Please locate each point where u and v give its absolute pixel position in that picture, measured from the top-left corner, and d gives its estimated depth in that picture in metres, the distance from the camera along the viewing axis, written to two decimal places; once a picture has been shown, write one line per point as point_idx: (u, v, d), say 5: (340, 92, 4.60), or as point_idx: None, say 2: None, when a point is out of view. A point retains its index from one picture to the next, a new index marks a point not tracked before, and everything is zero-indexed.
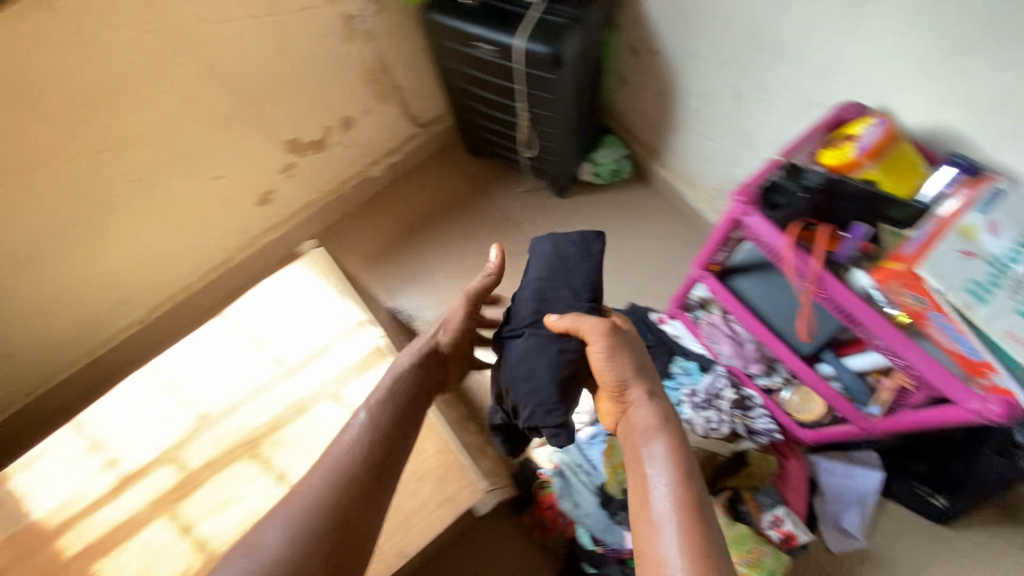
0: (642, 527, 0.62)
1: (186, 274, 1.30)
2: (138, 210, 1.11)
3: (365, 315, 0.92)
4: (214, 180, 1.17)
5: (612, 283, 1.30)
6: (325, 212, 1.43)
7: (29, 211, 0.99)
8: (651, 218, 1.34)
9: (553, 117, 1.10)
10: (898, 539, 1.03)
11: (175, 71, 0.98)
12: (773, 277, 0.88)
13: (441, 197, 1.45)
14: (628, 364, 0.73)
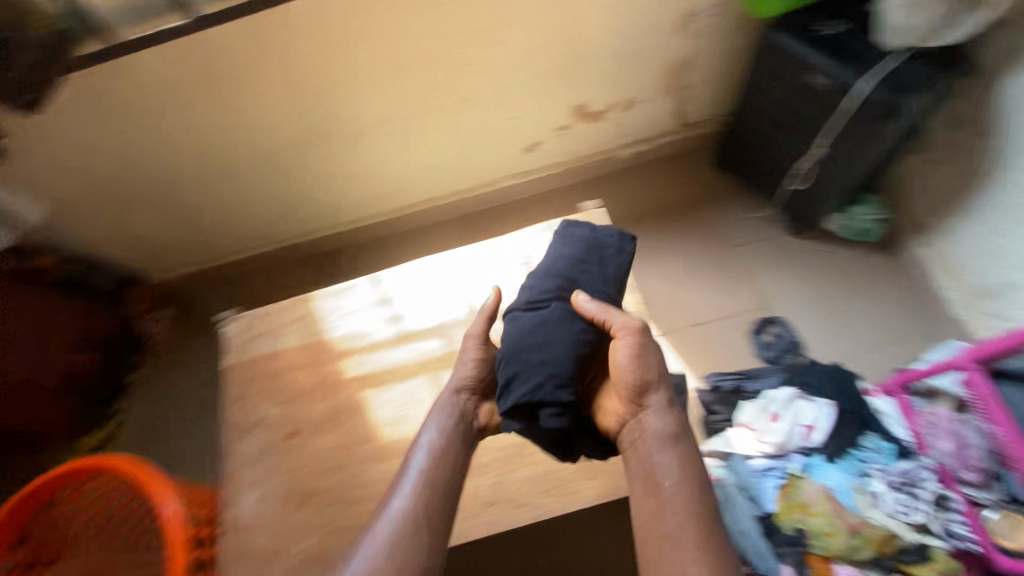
0: (655, 535, 0.72)
1: (440, 187, 1.48)
2: (441, 126, 1.29)
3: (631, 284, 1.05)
4: (504, 120, 1.32)
5: (825, 336, 1.29)
6: (567, 174, 1.54)
7: (373, 98, 1.18)
8: (887, 289, 1.31)
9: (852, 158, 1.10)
10: None
11: (532, 24, 1.11)
12: None
13: (675, 196, 1.51)
14: (652, 366, 0.80)
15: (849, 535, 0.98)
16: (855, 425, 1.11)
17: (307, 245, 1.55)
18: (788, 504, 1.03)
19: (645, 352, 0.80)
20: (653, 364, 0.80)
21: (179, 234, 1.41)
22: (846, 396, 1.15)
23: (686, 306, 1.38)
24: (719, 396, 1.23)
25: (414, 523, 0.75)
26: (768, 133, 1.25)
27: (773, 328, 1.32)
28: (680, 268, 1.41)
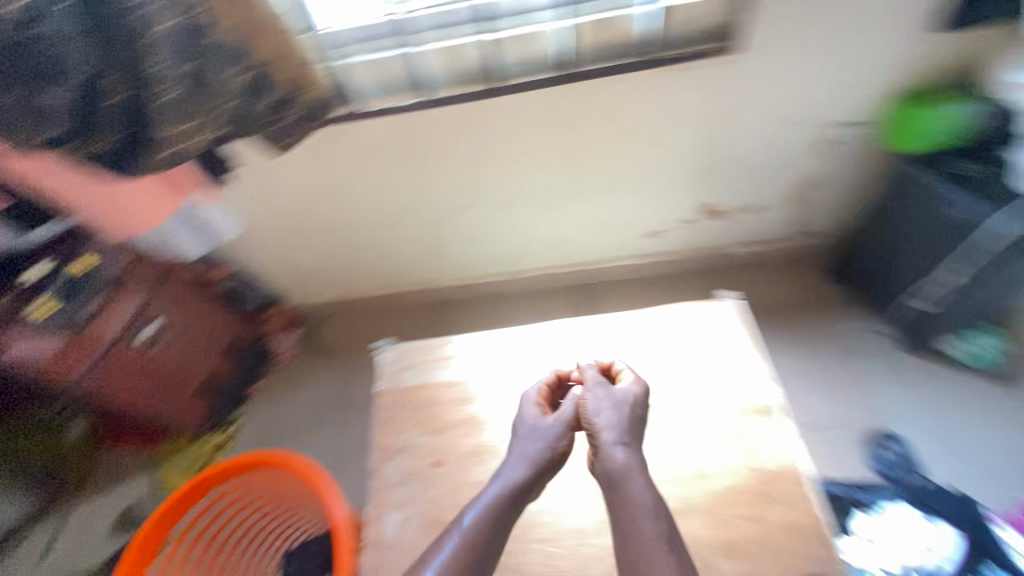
0: (636, 553, 0.82)
1: (578, 253, 1.58)
2: (574, 199, 1.40)
3: (776, 391, 1.06)
4: (660, 193, 1.40)
5: (940, 455, 1.30)
6: (677, 265, 1.64)
7: (532, 163, 1.29)
8: (986, 420, 1.32)
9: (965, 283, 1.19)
10: None
11: (708, 115, 1.19)
12: None
13: (786, 296, 1.57)
14: (603, 414, 0.95)
15: None
16: (979, 550, 1.09)
17: (436, 287, 1.67)
18: None
19: (590, 398, 0.98)
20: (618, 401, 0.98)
21: (330, 264, 1.58)
22: (970, 519, 1.13)
23: (799, 407, 1.40)
24: (837, 508, 1.21)
25: (476, 544, 0.85)
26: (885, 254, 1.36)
27: (889, 443, 1.31)
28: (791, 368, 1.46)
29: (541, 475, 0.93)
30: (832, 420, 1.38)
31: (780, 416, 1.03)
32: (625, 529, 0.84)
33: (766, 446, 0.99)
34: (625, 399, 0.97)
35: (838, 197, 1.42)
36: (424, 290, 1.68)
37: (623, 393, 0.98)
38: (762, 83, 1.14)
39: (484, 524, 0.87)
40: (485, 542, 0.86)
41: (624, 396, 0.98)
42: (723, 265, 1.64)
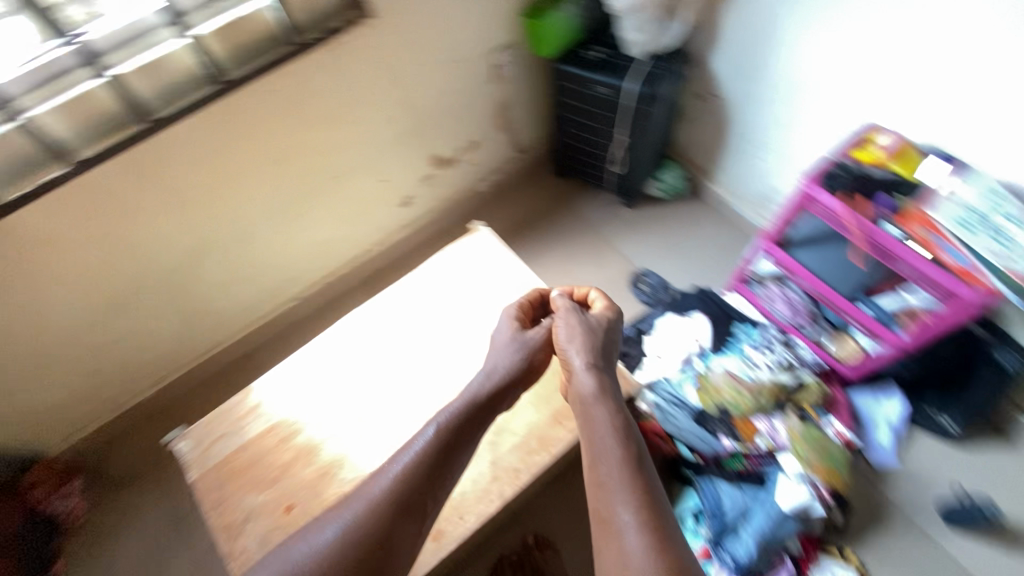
0: (601, 486, 0.89)
1: (347, 250, 1.62)
2: (309, 200, 1.39)
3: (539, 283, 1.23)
4: (386, 166, 1.49)
5: (680, 268, 1.66)
6: (441, 220, 1.76)
7: (243, 183, 1.24)
8: (695, 228, 1.72)
9: (629, 136, 1.51)
10: (914, 450, 1.33)
11: (381, 79, 1.28)
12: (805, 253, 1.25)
13: (535, 207, 1.82)
14: (574, 339, 1.04)
15: (753, 396, 1.26)
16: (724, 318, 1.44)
17: (225, 351, 1.56)
18: (707, 391, 1.29)
19: (562, 325, 1.06)
20: (593, 327, 1.07)
21: (79, 390, 1.36)
22: (709, 302, 1.49)
23: (580, 285, 1.68)
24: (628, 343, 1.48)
25: (407, 489, 0.91)
26: (578, 140, 1.64)
27: (645, 279, 1.63)
28: (563, 261, 1.72)
29: (497, 399, 1.03)
30: (605, 283, 1.67)
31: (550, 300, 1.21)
32: (593, 460, 0.92)
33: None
34: (599, 328, 1.06)
35: (528, 110, 1.65)
36: (213, 359, 1.55)
37: (593, 323, 1.07)
38: (410, 39, 1.27)
39: (454, 428, 0.98)
40: (427, 479, 0.93)
41: (601, 327, 1.06)
42: (478, 203, 1.81)
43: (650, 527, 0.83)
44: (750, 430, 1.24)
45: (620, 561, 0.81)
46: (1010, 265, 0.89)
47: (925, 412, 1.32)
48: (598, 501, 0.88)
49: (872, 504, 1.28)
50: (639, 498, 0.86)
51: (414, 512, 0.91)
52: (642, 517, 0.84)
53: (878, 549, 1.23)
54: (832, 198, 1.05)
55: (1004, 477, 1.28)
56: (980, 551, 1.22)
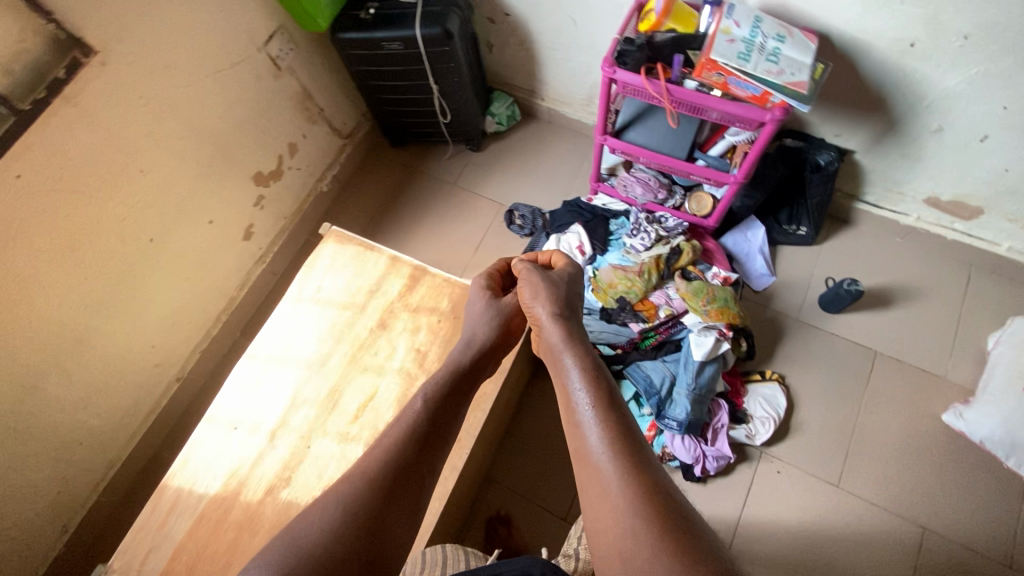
0: (575, 428, 0.89)
1: (210, 305, 1.49)
2: (136, 273, 1.25)
3: (409, 261, 1.18)
4: (208, 205, 1.36)
5: (542, 189, 1.69)
6: (297, 235, 1.67)
7: (46, 287, 1.08)
8: (542, 146, 1.75)
9: (443, 85, 1.47)
10: (784, 264, 1.51)
11: (152, 117, 1.14)
12: (634, 132, 1.30)
13: (387, 185, 1.76)
14: (539, 291, 1.06)
15: (643, 276, 1.33)
16: (602, 218, 1.53)
17: (129, 463, 1.42)
18: (603, 290, 1.36)
19: (527, 282, 1.08)
20: (555, 282, 1.11)
21: None
22: (582, 213, 1.57)
23: (459, 242, 1.68)
24: None
25: (381, 481, 0.81)
26: (395, 103, 1.57)
27: (517, 213, 1.64)
28: (433, 225, 1.70)
29: (469, 370, 1.01)
30: (482, 231, 1.68)
31: (425, 271, 1.17)
32: (566, 405, 0.93)
33: (434, 298, 1.14)
34: (565, 281, 1.11)
35: (331, 92, 1.56)
36: (120, 477, 1.42)
37: (561, 276, 1.12)
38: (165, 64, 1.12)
39: (440, 395, 0.97)
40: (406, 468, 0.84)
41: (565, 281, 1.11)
42: (326, 203, 1.73)
43: (626, 448, 0.82)
44: (652, 309, 1.33)
45: (602, 487, 0.80)
46: (785, 80, 0.99)
47: (781, 228, 1.49)
48: (574, 442, 0.87)
49: (767, 321, 1.44)
50: (614, 430, 0.86)
51: (412, 481, 0.84)
52: (618, 443, 0.83)
53: (783, 356, 1.41)
54: (630, 74, 1.09)
55: (853, 257, 1.49)
56: (857, 323, 1.42)
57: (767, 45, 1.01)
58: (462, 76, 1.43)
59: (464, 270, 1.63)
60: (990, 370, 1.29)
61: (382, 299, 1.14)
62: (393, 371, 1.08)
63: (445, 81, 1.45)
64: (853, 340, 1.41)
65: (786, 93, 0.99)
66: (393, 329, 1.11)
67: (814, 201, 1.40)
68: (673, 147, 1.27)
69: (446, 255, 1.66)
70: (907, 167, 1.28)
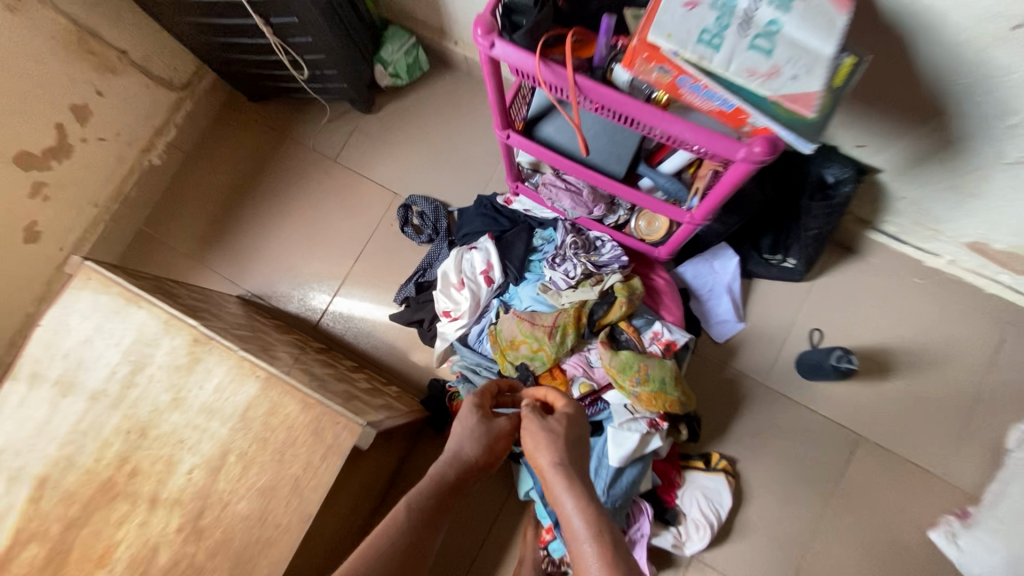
0: None
1: None
2: None
3: (189, 323, 0.79)
4: None
5: (452, 177, 1.25)
6: (123, 225, 1.25)
7: None
8: (457, 112, 1.27)
9: (278, 26, 0.99)
10: (757, 306, 1.13)
11: None
12: (548, 125, 0.86)
13: (247, 158, 1.30)
14: (543, 433, 0.76)
15: (553, 338, 0.96)
16: (525, 228, 1.12)
17: None
18: (502, 350, 1.01)
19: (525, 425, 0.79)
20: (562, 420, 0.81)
21: None
22: (497, 220, 1.16)
23: (337, 243, 1.25)
24: (412, 308, 1.14)
25: None
26: (228, 45, 1.10)
27: (414, 208, 1.22)
28: (303, 215, 1.27)
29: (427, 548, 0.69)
30: (368, 232, 1.24)
31: (209, 339, 0.78)
32: None
33: (218, 390, 0.76)
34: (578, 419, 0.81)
35: (131, 27, 1.10)
36: None
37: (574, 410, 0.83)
38: None
39: (424, 513, 0.75)
40: None
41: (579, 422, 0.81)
42: (164, 180, 1.30)
43: None
44: (563, 387, 0.97)
45: None
46: (779, 89, 0.54)
47: (760, 259, 1.10)
48: None
49: (726, 384, 1.10)
50: None
51: None
52: None
53: (740, 433, 1.08)
54: (519, 50, 0.63)
55: (849, 303, 1.12)
56: (841, 395, 1.08)
57: (753, 12, 0.55)
58: (312, 18, 0.96)
59: (341, 282, 1.23)
60: (1004, 478, 0.98)
61: (148, 385, 0.77)
62: (151, 500, 0.73)
63: (279, 20, 0.98)
64: (831, 418, 1.08)
65: (774, 111, 0.55)
66: (158, 435, 0.75)
67: (808, 232, 0.99)
68: (606, 158, 0.84)
69: (316, 264, 1.24)
70: (952, 205, 0.88)
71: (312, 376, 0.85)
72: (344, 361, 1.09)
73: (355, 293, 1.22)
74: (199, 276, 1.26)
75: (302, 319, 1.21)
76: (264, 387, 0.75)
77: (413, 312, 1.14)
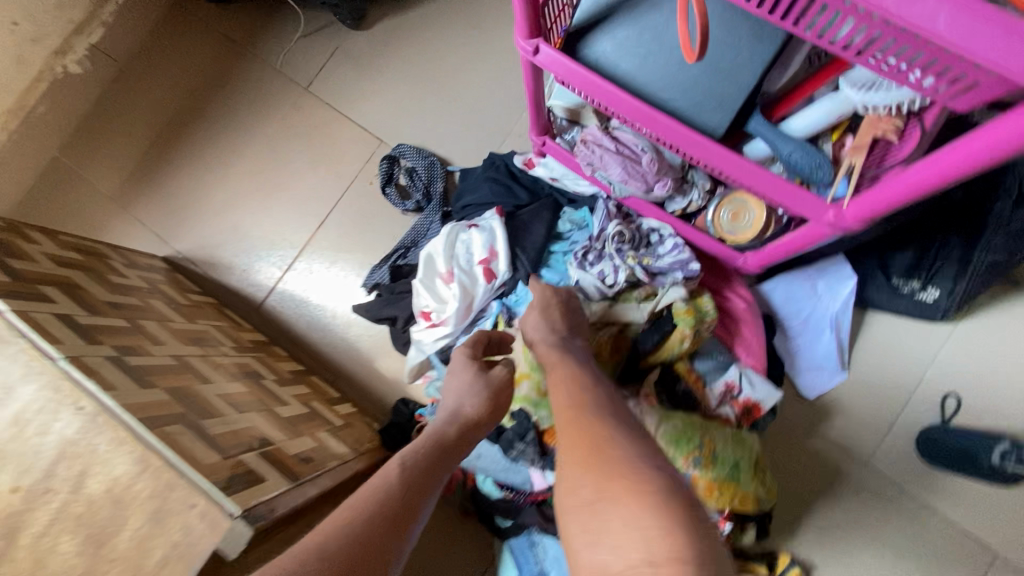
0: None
1: None
2: None
3: None
4: None
5: (459, 126, 0.91)
6: (28, 149, 0.96)
7: None
8: (475, 38, 0.93)
9: None
10: (870, 351, 0.79)
11: None
12: (604, 35, 0.52)
13: (195, 76, 0.99)
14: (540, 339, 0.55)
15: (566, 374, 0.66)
16: (550, 204, 0.79)
17: None
18: None
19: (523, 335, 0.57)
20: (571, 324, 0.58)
21: None
22: (512, 190, 0.83)
23: (299, 200, 0.94)
24: (383, 300, 0.84)
25: None
26: None
27: (402, 163, 0.90)
28: (259, 159, 0.96)
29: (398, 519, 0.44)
30: (340, 189, 0.93)
31: (18, 336, 0.48)
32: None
33: (17, 424, 0.46)
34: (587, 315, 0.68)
35: None
36: None
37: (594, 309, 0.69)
38: None
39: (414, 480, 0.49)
40: None
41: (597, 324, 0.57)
42: (88, 97, 0.99)
43: None
44: None
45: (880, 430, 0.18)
46: None
47: (885, 284, 0.75)
48: None
49: (809, 457, 0.78)
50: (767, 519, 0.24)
51: None
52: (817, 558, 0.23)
53: (824, 530, 0.76)
54: None
55: (1013, 363, 0.77)
56: (985, 496, 0.74)
57: None
58: None
59: (298, 252, 0.92)
60: None
61: None
62: None
63: None
64: (965, 528, 0.74)
65: None
66: None
67: (987, 253, 0.64)
68: (698, 103, 0.51)
69: (268, 225, 0.94)
70: None
71: (196, 400, 0.55)
72: (284, 366, 0.79)
73: (314, 269, 0.91)
74: (121, 227, 0.97)
75: (243, 297, 0.92)
76: (88, 428, 0.46)
77: (384, 306, 0.83)
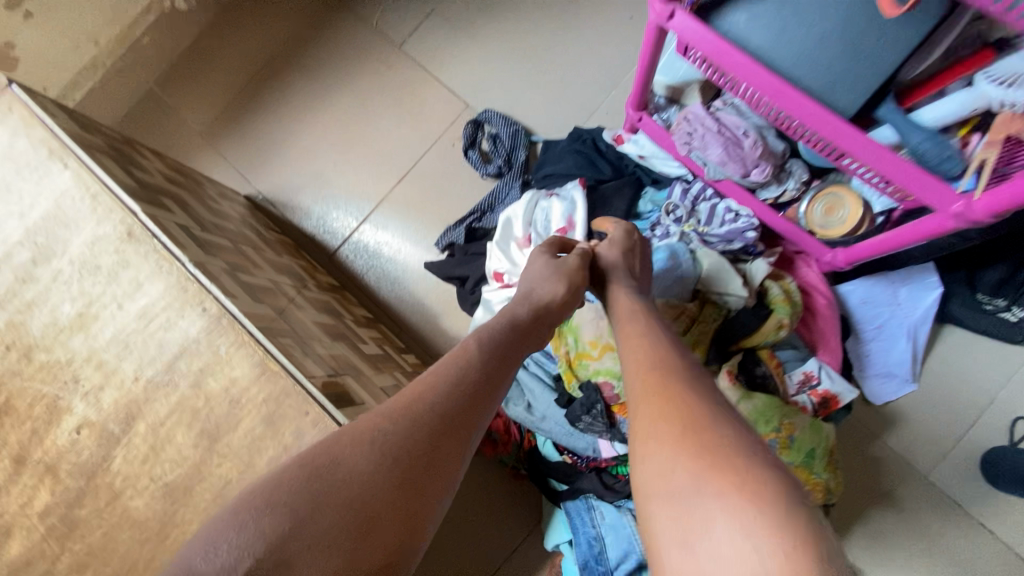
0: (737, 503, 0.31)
1: None
2: None
3: (126, 207, 0.52)
4: None
5: (546, 99, 0.92)
6: (128, 78, 0.99)
7: None
8: (571, 14, 0.93)
9: None
10: (942, 366, 0.78)
11: None
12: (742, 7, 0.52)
13: (291, 24, 1.01)
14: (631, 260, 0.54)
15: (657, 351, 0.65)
16: (633, 182, 0.80)
17: None
18: (570, 361, 0.69)
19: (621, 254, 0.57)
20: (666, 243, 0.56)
21: None
22: (595, 165, 0.83)
23: (380, 155, 0.96)
24: (455, 260, 0.85)
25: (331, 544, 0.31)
26: None
27: (486, 128, 0.91)
28: (345, 110, 0.98)
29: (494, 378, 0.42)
30: (422, 148, 0.95)
31: (149, 236, 0.51)
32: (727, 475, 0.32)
33: (143, 318, 0.49)
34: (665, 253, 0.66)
35: None
36: None
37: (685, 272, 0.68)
38: None
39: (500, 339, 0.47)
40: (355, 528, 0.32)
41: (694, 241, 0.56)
42: (188, 35, 1.03)
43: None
44: None
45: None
46: None
47: (970, 300, 0.74)
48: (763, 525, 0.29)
49: (868, 464, 0.77)
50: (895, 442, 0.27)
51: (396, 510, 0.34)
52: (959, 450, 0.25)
53: (876, 539, 0.75)
54: None
55: None
56: None
57: None
58: None
59: (374, 206, 0.94)
60: None
61: (49, 286, 0.51)
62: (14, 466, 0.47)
63: None
64: None
65: None
66: (48, 366, 0.49)
67: None
68: (830, 84, 0.52)
69: (348, 176, 0.96)
70: None
71: (295, 321, 0.58)
72: (357, 311, 0.82)
73: (388, 223, 0.93)
74: (206, 162, 1.00)
75: (317, 243, 0.94)
76: (209, 329, 0.48)
77: (456, 266, 0.85)
